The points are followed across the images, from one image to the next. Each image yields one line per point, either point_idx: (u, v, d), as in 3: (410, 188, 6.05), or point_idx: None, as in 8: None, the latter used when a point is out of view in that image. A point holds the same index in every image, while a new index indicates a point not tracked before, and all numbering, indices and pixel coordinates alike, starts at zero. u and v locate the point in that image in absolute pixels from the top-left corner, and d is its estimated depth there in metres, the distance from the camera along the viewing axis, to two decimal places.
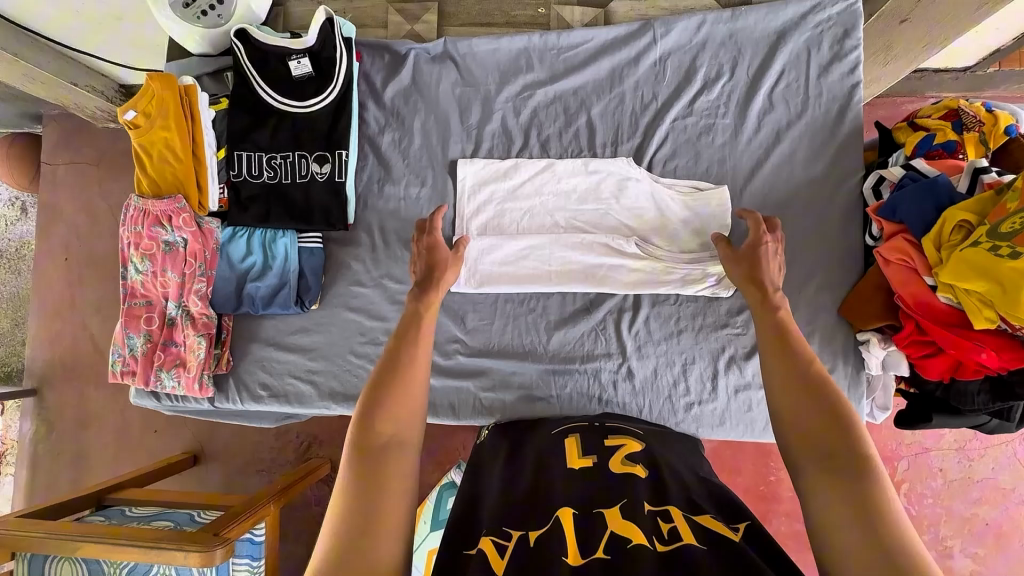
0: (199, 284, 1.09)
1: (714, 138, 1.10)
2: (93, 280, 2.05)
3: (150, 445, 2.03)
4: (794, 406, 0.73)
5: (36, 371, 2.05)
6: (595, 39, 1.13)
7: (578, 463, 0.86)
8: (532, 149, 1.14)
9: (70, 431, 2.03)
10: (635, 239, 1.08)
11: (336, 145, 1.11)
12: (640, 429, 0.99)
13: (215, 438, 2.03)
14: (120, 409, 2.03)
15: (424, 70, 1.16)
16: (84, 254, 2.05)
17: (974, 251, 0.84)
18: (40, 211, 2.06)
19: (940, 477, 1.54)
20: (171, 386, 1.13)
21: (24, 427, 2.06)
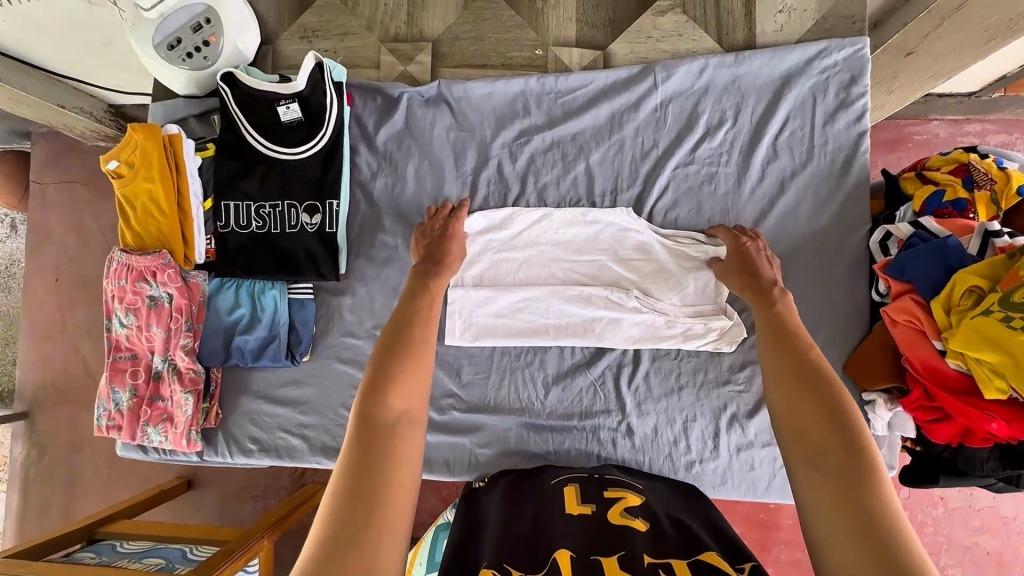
0: (185, 339, 1.05)
1: (716, 187, 1.07)
2: (84, 302, 2.01)
3: (143, 470, 2.01)
4: (794, 405, 0.70)
5: (27, 395, 2.02)
6: (594, 83, 1.10)
7: (576, 509, 0.84)
8: (529, 197, 1.10)
9: (62, 455, 2.00)
10: (635, 292, 1.05)
11: (326, 195, 1.08)
12: (639, 481, 0.97)
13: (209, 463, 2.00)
14: None
15: (418, 114, 1.13)
16: (75, 276, 2.01)
17: (984, 321, 0.81)
18: (30, 230, 2.02)
19: (941, 505, 1.52)
20: (158, 441, 1.10)
21: (15, 450, 2.03)
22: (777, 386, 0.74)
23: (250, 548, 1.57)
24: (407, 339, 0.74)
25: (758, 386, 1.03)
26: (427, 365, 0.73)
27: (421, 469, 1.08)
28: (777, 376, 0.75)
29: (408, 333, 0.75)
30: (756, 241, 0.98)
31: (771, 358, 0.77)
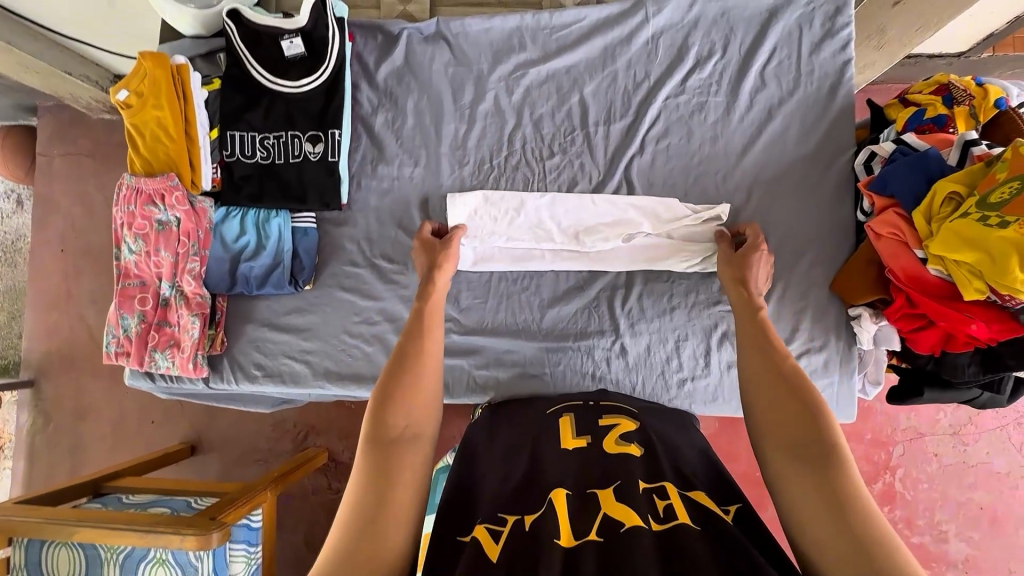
0: (193, 264, 1.09)
1: (707, 116, 1.11)
2: (91, 272, 2.04)
3: (148, 436, 2.03)
4: (773, 407, 0.73)
5: (34, 362, 2.05)
6: (588, 18, 1.14)
7: (572, 443, 0.79)
8: (525, 128, 1.14)
9: (68, 422, 2.03)
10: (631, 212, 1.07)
11: (329, 125, 1.11)
12: (634, 407, 0.92)
13: (213, 427, 2.03)
14: (118, 400, 2.03)
15: (417, 50, 1.17)
16: (81, 245, 2.04)
17: (964, 222, 0.83)
18: (35, 203, 2.05)
19: (935, 461, 1.53)
20: (165, 367, 1.13)
21: (20, 419, 2.05)
22: (760, 387, 0.76)
23: (249, 499, 1.59)
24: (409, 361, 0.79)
25: None
26: (433, 390, 0.79)
27: None
28: (757, 381, 0.77)
29: (407, 352, 0.81)
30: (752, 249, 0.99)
31: (752, 362, 0.80)
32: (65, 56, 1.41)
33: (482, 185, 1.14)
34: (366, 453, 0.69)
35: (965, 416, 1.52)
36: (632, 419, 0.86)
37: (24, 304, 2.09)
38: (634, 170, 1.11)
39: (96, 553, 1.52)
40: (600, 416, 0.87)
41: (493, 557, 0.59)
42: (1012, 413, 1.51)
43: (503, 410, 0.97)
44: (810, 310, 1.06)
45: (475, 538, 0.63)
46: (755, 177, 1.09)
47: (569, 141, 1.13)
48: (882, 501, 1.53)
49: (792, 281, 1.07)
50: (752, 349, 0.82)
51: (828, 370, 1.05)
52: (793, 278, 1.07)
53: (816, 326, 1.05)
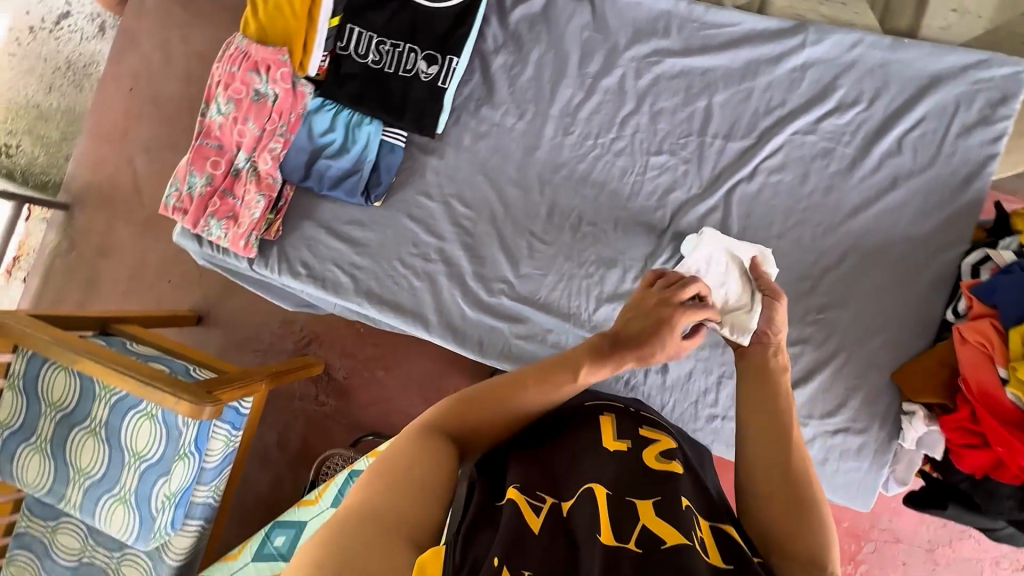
0: (275, 144, 1.07)
1: (828, 164, 1.05)
2: (152, 120, 2.02)
3: (160, 293, 2.05)
4: (764, 477, 0.66)
5: (73, 189, 2.06)
6: (743, 25, 1.07)
7: (612, 445, 0.75)
8: (641, 117, 1.09)
9: (90, 255, 2.06)
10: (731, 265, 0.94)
11: (449, 49, 1.07)
12: (670, 428, 0.88)
13: (222, 305, 2.04)
14: (143, 249, 2.05)
15: (559, 3, 1.11)
16: (148, 91, 2.02)
17: None
18: (118, 36, 2.03)
19: (900, 570, 1.51)
20: (216, 236, 1.12)
21: (48, 238, 2.08)
22: (765, 460, 0.67)
23: (245, 385, 1.62)
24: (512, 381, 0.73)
25: (802, 365, 1.03)
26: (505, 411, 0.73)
27: (453, 341, 1.10)
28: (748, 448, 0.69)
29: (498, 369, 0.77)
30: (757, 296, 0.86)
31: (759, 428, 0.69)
32: None
33: (580, 160, 1.09)
34: (406, 443, 0.65)
35: (947, 537, 1.49)
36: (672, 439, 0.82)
37: (80, 129, 2.06)
38: (737, 195, 1.06)
39: (92, 387, 1.56)
40: (639, 426, 0.83)
41: (535, 530, 0.59)
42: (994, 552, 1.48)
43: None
44: (863, 391, 1.02)
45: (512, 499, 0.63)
46: (855, 242, 1.04)
47: (681, 144, 1.08)
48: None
49: (855, 356, 1.02)
50: (764, 411, 0.70)
51: (860, 455, 1.01)
52: (858, 353, 1.02)
53: (864, 409, 1.01)
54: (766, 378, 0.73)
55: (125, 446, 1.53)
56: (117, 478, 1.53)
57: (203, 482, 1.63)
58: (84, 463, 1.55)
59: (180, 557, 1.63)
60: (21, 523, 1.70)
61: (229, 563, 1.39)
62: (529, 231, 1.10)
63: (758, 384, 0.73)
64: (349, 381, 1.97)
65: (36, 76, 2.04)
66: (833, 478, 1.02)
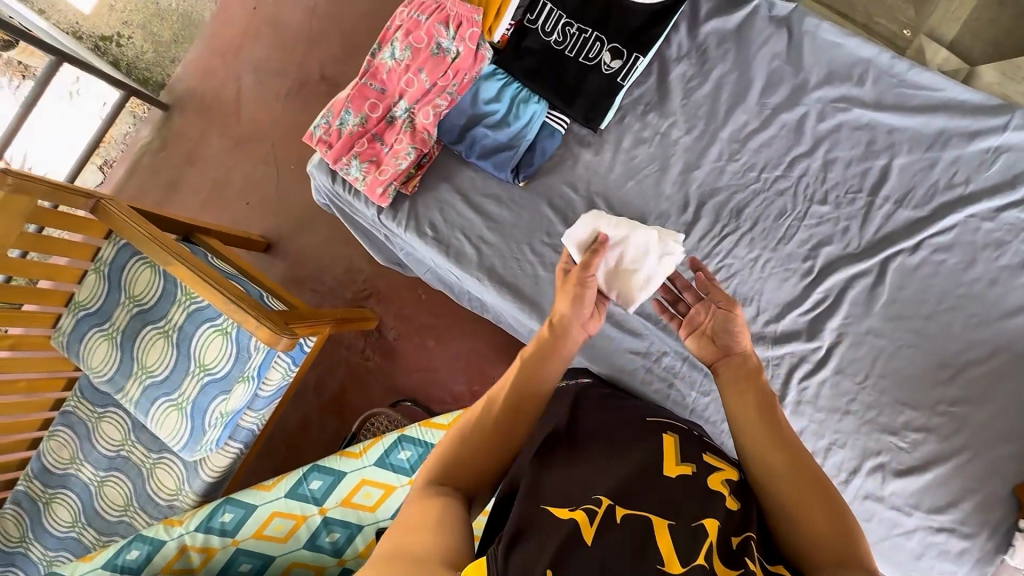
0: (441, 101, 1.05)
1: (1000, 256, 1.00)
2: (269, 41, 1.94)
3: (235, 212, 1.92)
4: (766, 469, 0.64)
5: (178, 91, 1.99)
6: (944, 92, 1.02)
7: (678, 469, 0.66)
8: (813, 161, 1.05)
9: (177, 161, 1.97)
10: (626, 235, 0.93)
11: (637, 47, 1.04)
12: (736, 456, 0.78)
13: (296, 237, 1.89)
14: (230, 167, 1.94)
15: (757, 25, 1.07)
16: (271, 13, 1.94)
17: None
18: None
19: None
20: (353, 176, 1.10)
21: (140, 133, 1.99)
22: (760, 461, 0.65)
23: (314, 324, 1.55)
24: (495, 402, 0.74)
25: (922, 453, 0.99)
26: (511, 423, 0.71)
27: None
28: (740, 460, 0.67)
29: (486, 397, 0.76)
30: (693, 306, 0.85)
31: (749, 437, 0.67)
32: None
33: (738, 190, 1.06)
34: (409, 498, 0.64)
35: None
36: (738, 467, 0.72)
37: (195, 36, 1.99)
38: (894, 265, 1.01)
39: (174, 292, 1.48)
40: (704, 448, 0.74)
41: (588, 541, 0.54)
42: None
43: (595, 395, 0.86)
44: (979, 496, 0.97)
45: (570, 519, 0.57)
46: (1009, 342, 0.98)
47: (848, 199, 1.04)
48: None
49: (980, 459, 0.97)
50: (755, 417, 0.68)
51: (959, 559, 0.97)
52: (984, 457, 0.97)
53: (976, 514, 0.97)
54: (747, 383, 0.72)
55: (194, 357, 1.46)
56: (178, 384, 1.46)
57: (253, 408, 1.54)
58: (149, 361, 1.47)
59: (214, 475, 1.55)
60: (70, 402, 1.63)
61: (260, 492, 1.23)
62: None
63: (740, 390, 0.71)
64: (398, 343, 1.81)
65: None
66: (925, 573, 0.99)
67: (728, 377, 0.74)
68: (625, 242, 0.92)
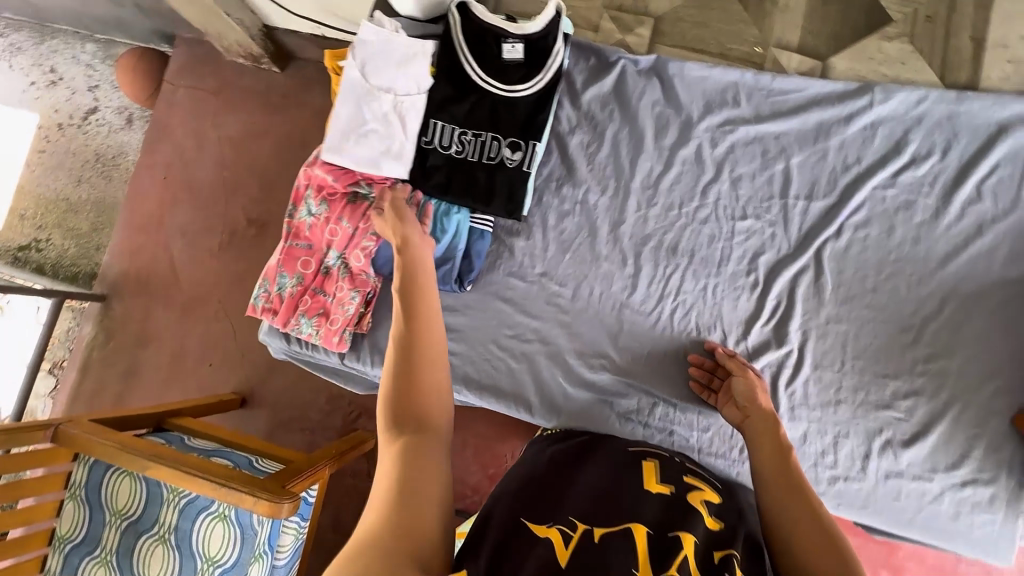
0: (368, 242, 1.07)
1: (912, 215, 1.07)
2: (187, 204, 1.88)
3: (201, 378, 1.81)
4: (779, 499, 0.72)
5: (109, 279, 1.87)
6: (810, 90, 1.12)
7: (656, 487, 0.69)
8: (722, 184, 1.11)
9: (127, 346, 1.84)
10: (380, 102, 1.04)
11: (531, 135, 1.10)
12: (720, 486, 0.80)
13: (270, 382, 1.81)
14: (184, 336, 1.83)
15: (629, 81, 1.16)
16: (183, 177, 1.87)
17: None
18: (149, 124, 1.91)
19: None
20: (307, 333, 1.12)
21: (83, 330, 1.88)
22: (773, 492, 0.73)
23: (314, 472, 1.43)
24: (429, 316, 0.77)
25: (919, 417, 1.02)
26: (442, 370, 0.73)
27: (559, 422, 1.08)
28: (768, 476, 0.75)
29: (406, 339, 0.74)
30: (727, 380, 0.99)
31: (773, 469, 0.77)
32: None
33: (667, 230, 1.11)
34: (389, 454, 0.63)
35: None
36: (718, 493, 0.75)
37: (113, 220, 1.92)
38: (826, 253, 1.07)
39: (159, 492, 1.35)
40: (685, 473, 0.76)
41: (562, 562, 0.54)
42: None
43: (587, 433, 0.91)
44: (984, 440, 1.00)
45: (549, 537, 0.57)
46: (951, 289, 1.04)
47: (765, 208, 1.10)
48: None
49: (970, 406, 1.01)
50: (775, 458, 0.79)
51: (992, 507, 0.99)
52: (973, 403, 1.01)
53: (989, 458, 0.99)
54: (765, 426, 0.86)
55: (198, 554, 1.30)
56: None
57: None
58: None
59: None
60: None
61: None
62: (623, 303, 1.10)
63: (763, 433, 0.85)
64: None
65: (68, 171, 1.94)
66: (969, 533, 0.99)
67: (756, 421, 0.88)
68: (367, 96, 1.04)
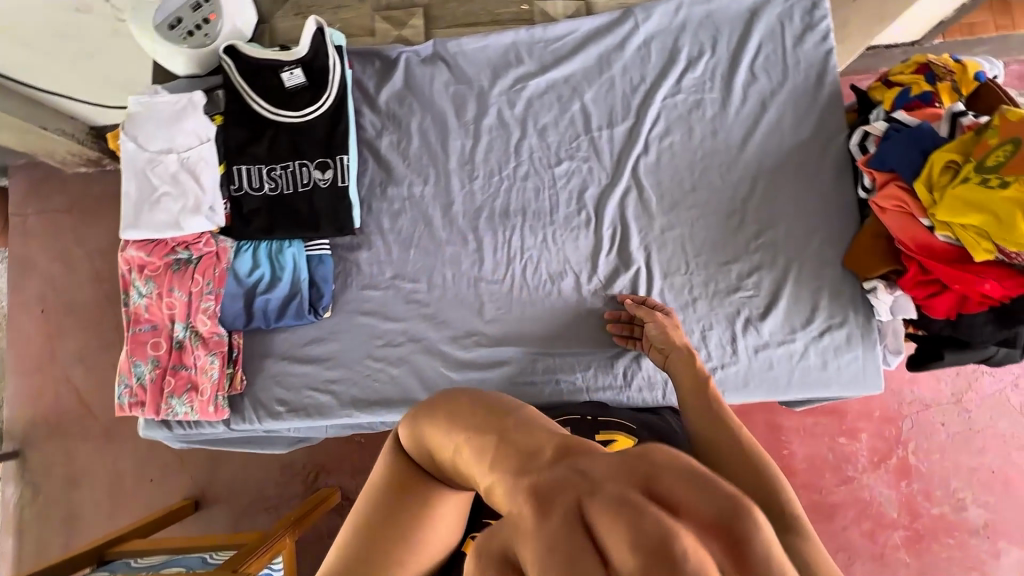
0: (207, 303, 1.06)
1: (704, 112, 1.14)
2: (77, 329, 1.75)
3: (147, 498, 1.69)
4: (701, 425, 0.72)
5: (17, 432, 1.72)
6: (581, 29, 1.18)
7: None
8: (530, 139, 1.15)
9: (57, 491, 1.69)
10: (170, 163, 1.02)
11: (336, 151, 1.11)
12: (632, 422, 0.91)
13: (217, 478, 1.69)
14: (113, 460, 1.70)
15: (416, 72, 1.18)
16: (64, 305, 1.74)
17: (966, 188, 0.88)
18: (9, 264, 1.77)
19: (942, 431, 1.53)
20: (183, 413, 1.09)
21: (6, 494, 1.71)
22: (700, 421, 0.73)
23: (273, 546, 1.34)
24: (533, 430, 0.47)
25: (766, 288, 1.09)
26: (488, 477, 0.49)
27: None
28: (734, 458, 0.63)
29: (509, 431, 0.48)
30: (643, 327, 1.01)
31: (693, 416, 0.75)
32: (35, 109, 1.37)
33: (495, 197, 1.14)
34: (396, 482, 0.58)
35: (967, 384, 1.54)
36: (629, 435, 0.85)
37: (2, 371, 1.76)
38: (641, 171, 1.13)
39: None
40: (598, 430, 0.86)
41: None
42: (1011, 375, 1.54)
43: None
44: (826, 289, 1.08)
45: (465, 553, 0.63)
46: (757, 165, 1.12)
47: (575, 147, 1.15)
48: (899, 476, 1.51)
49: (804, 263, 1.09)
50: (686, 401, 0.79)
51: (851, 345, 1.07)
52: (805, 259, 1.09)
53: (834, 303, 1.07)
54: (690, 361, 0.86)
55: None
56: None
57: None
58: None
59: None
60: None
61: None
62: (477, 278, 1.12)
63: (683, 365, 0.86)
64: None
65: None
66: (839, 375, 1.06)
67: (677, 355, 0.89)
68: (155, 160, 1.02)
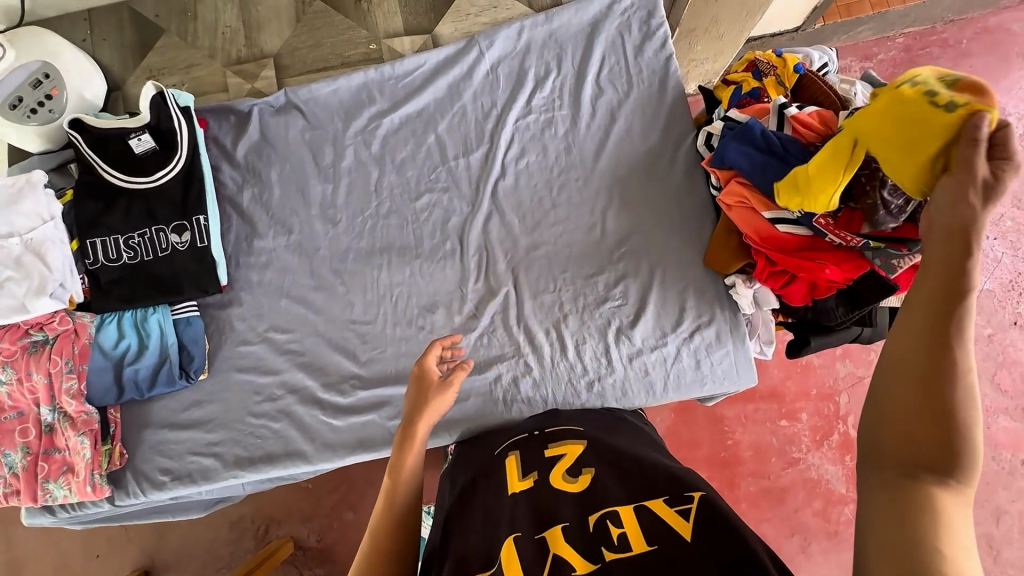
0: (68, 382, 1.04)
1: (556, 130, 1.16)
2: None
3: None
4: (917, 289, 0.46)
5: None
6: (428, 62, 1.19)
7: (519, 486, 0.74)
8: (389, 175, 1.16)
9: None
10: (9, 246, 1.01)
11: (191, 212, 1.10)
12: (582, 425, 0.87)
13: (164, 544, 1.55)
14: (52, 543, 1.56)
15: (271, 123, 1.19)
16: None
17: (913, 95, 0.70)
18: None
19: None
20: (62, 496, 1.06)
21: None
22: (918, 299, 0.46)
23: None
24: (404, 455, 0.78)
25: (634, 296, 1.10)
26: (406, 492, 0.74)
27: (338, 456, 1.07)
28: (954, 374, 0.43)
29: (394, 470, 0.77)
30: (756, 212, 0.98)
31: (922, 289, 0.46)
32: None
33: (360, 237, 1.15)
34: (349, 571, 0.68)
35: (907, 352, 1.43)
36: (579, 441, 0.81)
37: None
38: (500, 195, 1.14)
39: None
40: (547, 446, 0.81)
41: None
42: None
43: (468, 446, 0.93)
44: (691, 289, 1.09)
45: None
46: (612, 174, 1.14)
47: (434, 179, 1.16)
48: (844, 450, 1.44)
49: (668, 265, 1.10)
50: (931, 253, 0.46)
51: (721, 342, 1.08)
52: (668, 264, 1.10)
53: (700, 303, 1.09)
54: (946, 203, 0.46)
55: None
56: None
57: None
58: None
59: None
60: None
61: None
62: (350, 321, 1.12)
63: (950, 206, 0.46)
64: (326, 542, 1.51)
65: None
66: (713, 373, 1.07)
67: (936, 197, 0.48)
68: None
